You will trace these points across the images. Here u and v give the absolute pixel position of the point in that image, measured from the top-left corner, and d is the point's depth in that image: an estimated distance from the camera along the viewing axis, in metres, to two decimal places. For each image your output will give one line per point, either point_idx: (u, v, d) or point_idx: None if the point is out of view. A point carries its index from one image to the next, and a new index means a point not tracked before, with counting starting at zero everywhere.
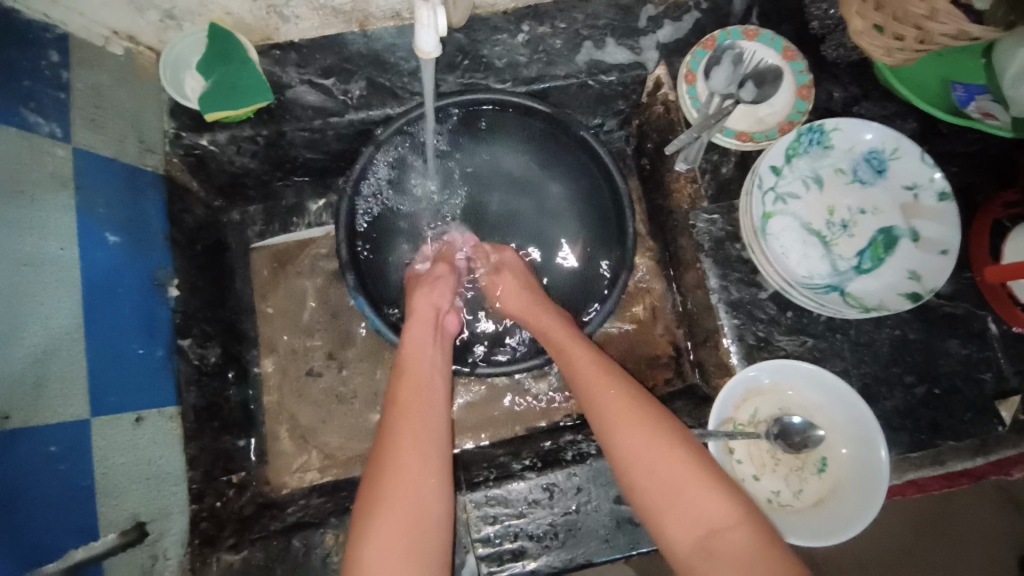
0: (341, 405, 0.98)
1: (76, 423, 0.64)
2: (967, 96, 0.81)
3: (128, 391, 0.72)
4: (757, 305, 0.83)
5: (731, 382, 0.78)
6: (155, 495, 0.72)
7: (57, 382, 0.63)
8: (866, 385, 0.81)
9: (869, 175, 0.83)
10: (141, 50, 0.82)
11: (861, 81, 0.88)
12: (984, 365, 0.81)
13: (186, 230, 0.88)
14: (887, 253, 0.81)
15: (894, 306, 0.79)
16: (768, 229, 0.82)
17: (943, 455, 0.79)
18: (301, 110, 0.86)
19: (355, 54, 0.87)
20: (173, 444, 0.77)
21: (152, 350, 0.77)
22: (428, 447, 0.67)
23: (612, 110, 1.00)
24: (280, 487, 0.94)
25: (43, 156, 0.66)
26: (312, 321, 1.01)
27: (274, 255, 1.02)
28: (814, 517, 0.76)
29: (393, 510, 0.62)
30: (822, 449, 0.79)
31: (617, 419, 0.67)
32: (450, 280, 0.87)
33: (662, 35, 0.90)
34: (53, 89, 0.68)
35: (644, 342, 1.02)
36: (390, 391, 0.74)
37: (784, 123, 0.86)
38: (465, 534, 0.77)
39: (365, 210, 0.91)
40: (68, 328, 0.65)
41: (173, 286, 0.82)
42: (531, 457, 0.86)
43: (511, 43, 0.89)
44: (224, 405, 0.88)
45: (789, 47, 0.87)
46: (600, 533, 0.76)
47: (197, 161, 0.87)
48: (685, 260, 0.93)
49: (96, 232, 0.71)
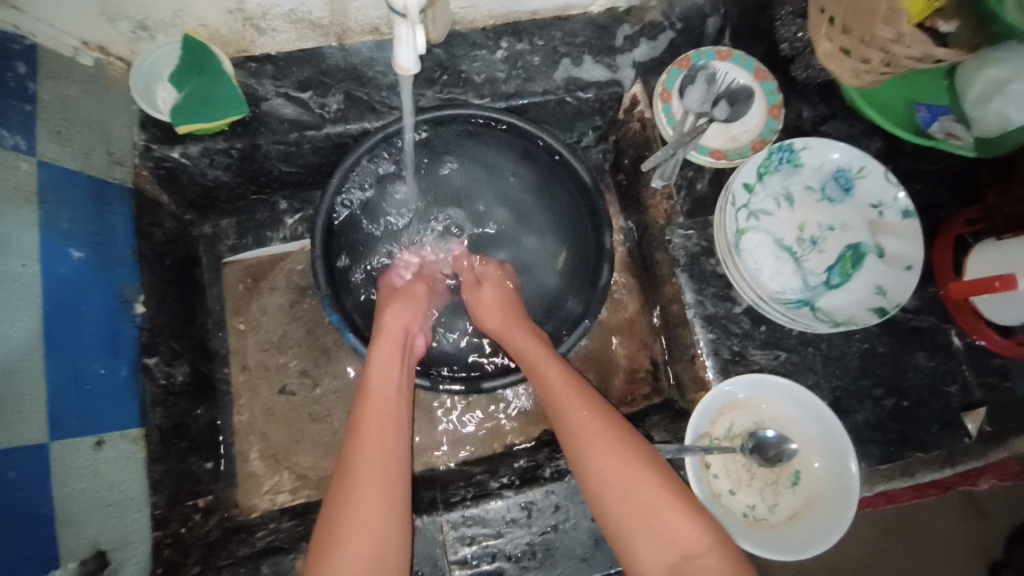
0: (315, 423, 0.97)
1: (35, 448, 0.63)
2: (932, 117, 0.85)
3: (88, 412, 0.69)
4: (732, 320, 0.84)
5: (707, 396, 0.79)
6: (117, 523, 0.70)
7: (13, 405, 0.61)
8: (837, 399, 0.83)
9: (837, 193, 0.85)
10: (112, 61, 0.80)
11: (829, 100, 0.90)
12: (949, 378, 0.83)
13: (155, 244, 0.86)
14: (855, 268, 0.83)
15: (863, 320, 0.81)
16: (742, 244, 0.83)
17: (912, 467, 0.83)
18: (277, 122, 0.85)
19: (333, 67, 0.86)
20: (136, 469, 0.74)
21: (116, 370, 0.74)
22: (392, 483, 0.66)
23: (590, 125, 1.01)
24: (249, 510, 0.92)
25: (5, 169, 0.64)
26: (285, 339, 0.99)
27: (247, 270, 1.00)
28: (789, 531, 0.77)
29: (358, 552, 0.61)
30: (796, 461, 0.80)
31: (591, 439, 0.68)
32: (422, 306, 0.85)
33: (638, 54, 0.92)
34: (16, 101, 0.67)
35: (621, 358, 1.03)
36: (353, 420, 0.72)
37: (757, 142, 0.87)
38: (441, 555, 0.75)
39: (342, 209, 0.89)
40: (28, 348, 0.63)
41: (140, 303, 0.80)
42: (509, 474, 0.85)
43: (490, 59, 0.90)
44: (192, 425, 0.86)
45: (760, 68, 0.89)
46: (578, 552, 0.76)
47: (167, 174, 0.86)
48: (661, 275, 0.94)
49: (60, 248, 0.69)
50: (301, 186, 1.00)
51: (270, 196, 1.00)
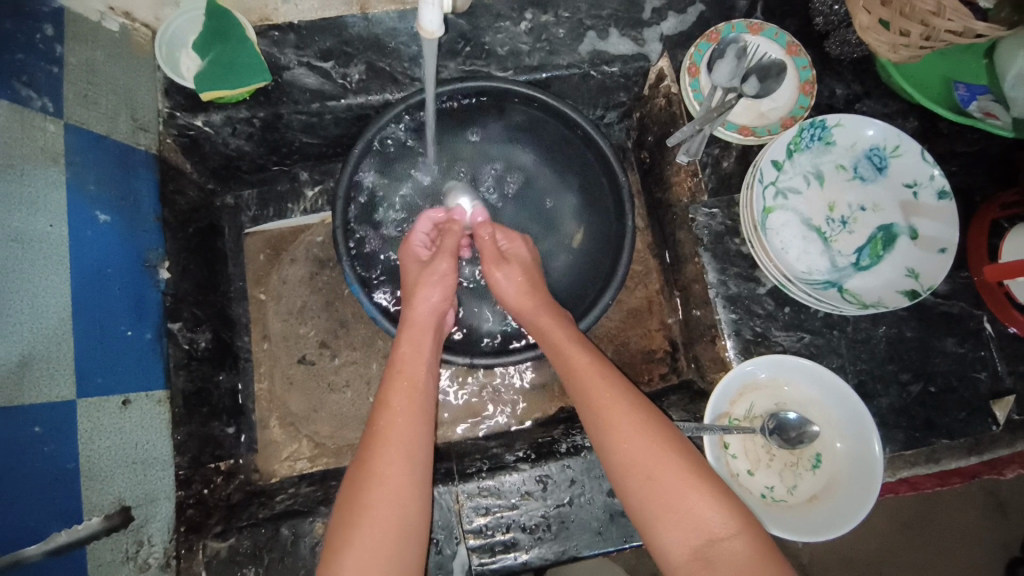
0: (333, 393, 0.97)
1: (62, 404, 0.63)
2: (970, 96, 0.81)
3: (113, 372, 0.70)
4: (756, 301, 0.83)
5: (728, 376, 0.77)
6: (141, 481, 0.71)
7: (42, 361, 0.62)
8: (861, 382, 0.81)
9: (870, 172, 0.83)
10: (137, 27, 0.80)
11: (864, 78, 0.87)
12: (979, 365, 0.81)
13: (178, 212, 0.86)
14: (886, 251, 0.80)
15: (892, 303, 0.79)
16: (768, 223, 0.81)
17: (937, 453, 0.82)
18: (299, 92, 0.84)
19: (356, 37, 0.85)
20: (160, 430, 0.75)
21: (141, 333, 0.75)
22: (413, 460, 0.65)
23: (613, 101, 0.99)
24: (270, 475, 0.93)
25: (34, 130, 0.64)
26: (305, 309, 1.00)
27: (269, 241, 1.01)
28: (808, 514, 0.76)
29: (376, 527, 0.61)
30: (817, 444, 0.79)
31: (617, 421, 0.66)
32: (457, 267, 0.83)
33: (666, 27, 0.90)
34: (45, 63, 0.67)
35: (640, 336, 1.02)
36: (377, 396, 0.72)
37: (786, 118, 0.85)
38: (456, 524, 0.76)
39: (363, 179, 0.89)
40: (56, 307, 0.64)
41: (163, 268, 0.81)
42: (524, 448, 0.85)
43: (514, 30, 0.89)
44: (214, 390, 0.87)
45: (793, 43, 0.86)
46: (593, 526, 0.76)
47: (191, 142, 0.86)
48: (683, 255, 0.93)
49: (86, 209, 0.70)
50: (323, 158, 1.00)
51: (291, 167, 1.00)
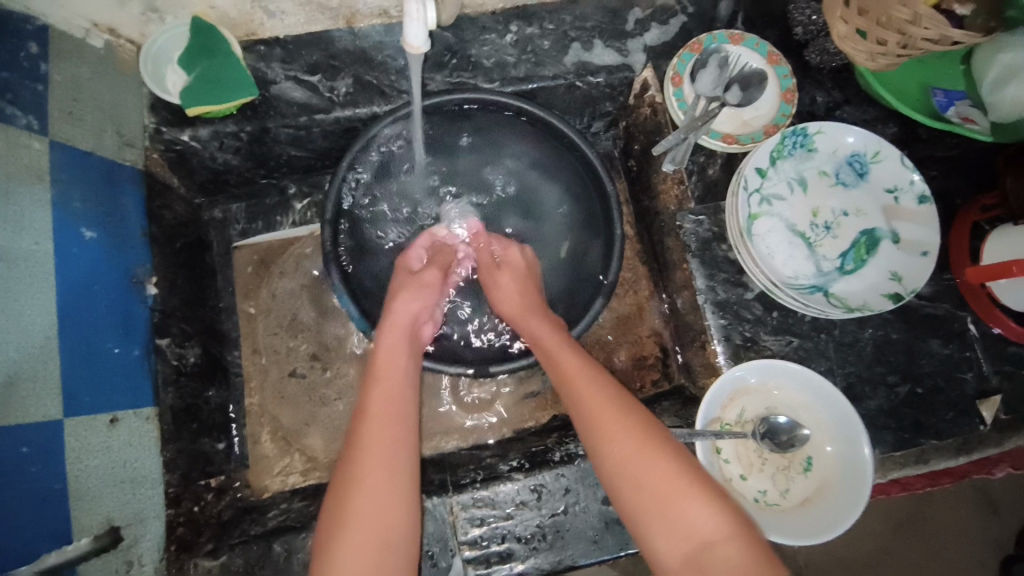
0: (325, 407, 0.97)
1: (47, 423, 0.62)
2: (948, 101, 0.83)
3: (101, 391, 0.69)
4: (744, 305, 0.83)
5: (718, 381, 0.78)
6: (130, 500, 0.70)
7: (28, 381, 0.61)
8: (850, 384, 0.82)
9: (852, 178, 0.84)
10: (122, 43, 0.80)
11: (844, 86, 0.89)
12: (965, 365, 0.82)
13: (166, 226, 0.86)
14: (870, 254, 0.82)
15: (877, 306, 0.80)
16: (754, 229, 0.82)
17: (925, 454, 0.82)
18: (286, 106, 0.85)
19: (342, 50, 0.85)
20: (149, 447, 0.74)
21: (128, 350, 0.74)
22: (398, 468, 0.65)
23: (599, 111, 1.01)
24: (261, 491, 0.92)
25: (18, 148, 0.64)
26: (295, 322, 0.99)
27: (257, 255, 1.01)
28: (801, 516, 0.76)
29: (361, 537, 0.60)
30: (808, 447, 0.80)
31: (610, 428, 0.67)
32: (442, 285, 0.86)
33: (650, 38, 0.91)
34: (29, 81, 0.67)
35: (632, 343, 1.03)
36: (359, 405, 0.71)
37: (769, 126, 0.86)
38: (451, 536, 0.75)
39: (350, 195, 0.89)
40: (41, 327, 0.63)
41: (151, 284, 0.80)
42: (518, 457, 0.84)
43: (500, 42, 0.89)
44: (204, 407, 0.86)
45: (773, 52, 0.87)
46: (588, 534, 0.76)
47: (178, 157, 0.86)
48: (672, 261, 0.93)
49: (72, 227, 0.69)
50: (310, 172, 1.00)
51: (279, 180, 1.00)
